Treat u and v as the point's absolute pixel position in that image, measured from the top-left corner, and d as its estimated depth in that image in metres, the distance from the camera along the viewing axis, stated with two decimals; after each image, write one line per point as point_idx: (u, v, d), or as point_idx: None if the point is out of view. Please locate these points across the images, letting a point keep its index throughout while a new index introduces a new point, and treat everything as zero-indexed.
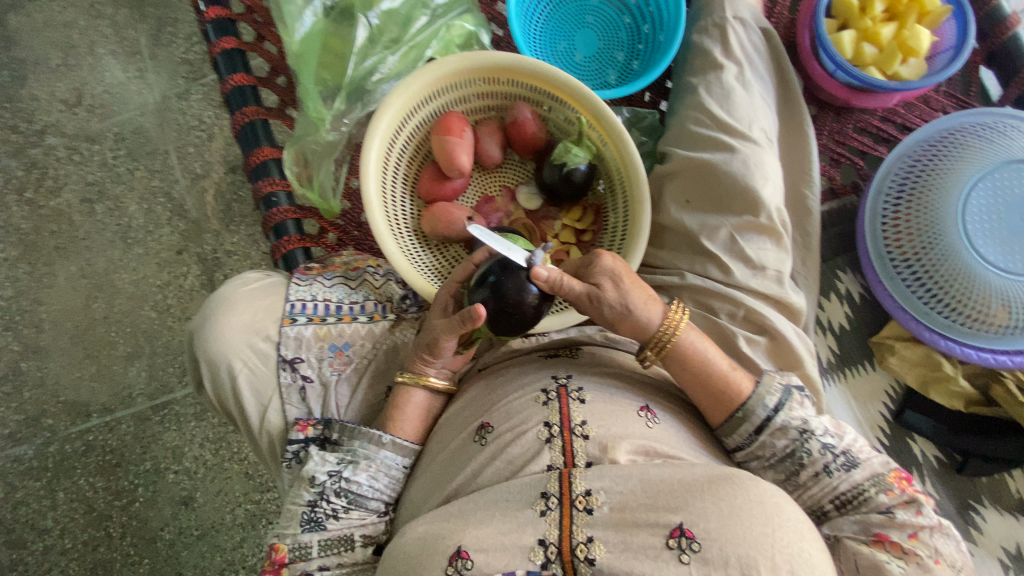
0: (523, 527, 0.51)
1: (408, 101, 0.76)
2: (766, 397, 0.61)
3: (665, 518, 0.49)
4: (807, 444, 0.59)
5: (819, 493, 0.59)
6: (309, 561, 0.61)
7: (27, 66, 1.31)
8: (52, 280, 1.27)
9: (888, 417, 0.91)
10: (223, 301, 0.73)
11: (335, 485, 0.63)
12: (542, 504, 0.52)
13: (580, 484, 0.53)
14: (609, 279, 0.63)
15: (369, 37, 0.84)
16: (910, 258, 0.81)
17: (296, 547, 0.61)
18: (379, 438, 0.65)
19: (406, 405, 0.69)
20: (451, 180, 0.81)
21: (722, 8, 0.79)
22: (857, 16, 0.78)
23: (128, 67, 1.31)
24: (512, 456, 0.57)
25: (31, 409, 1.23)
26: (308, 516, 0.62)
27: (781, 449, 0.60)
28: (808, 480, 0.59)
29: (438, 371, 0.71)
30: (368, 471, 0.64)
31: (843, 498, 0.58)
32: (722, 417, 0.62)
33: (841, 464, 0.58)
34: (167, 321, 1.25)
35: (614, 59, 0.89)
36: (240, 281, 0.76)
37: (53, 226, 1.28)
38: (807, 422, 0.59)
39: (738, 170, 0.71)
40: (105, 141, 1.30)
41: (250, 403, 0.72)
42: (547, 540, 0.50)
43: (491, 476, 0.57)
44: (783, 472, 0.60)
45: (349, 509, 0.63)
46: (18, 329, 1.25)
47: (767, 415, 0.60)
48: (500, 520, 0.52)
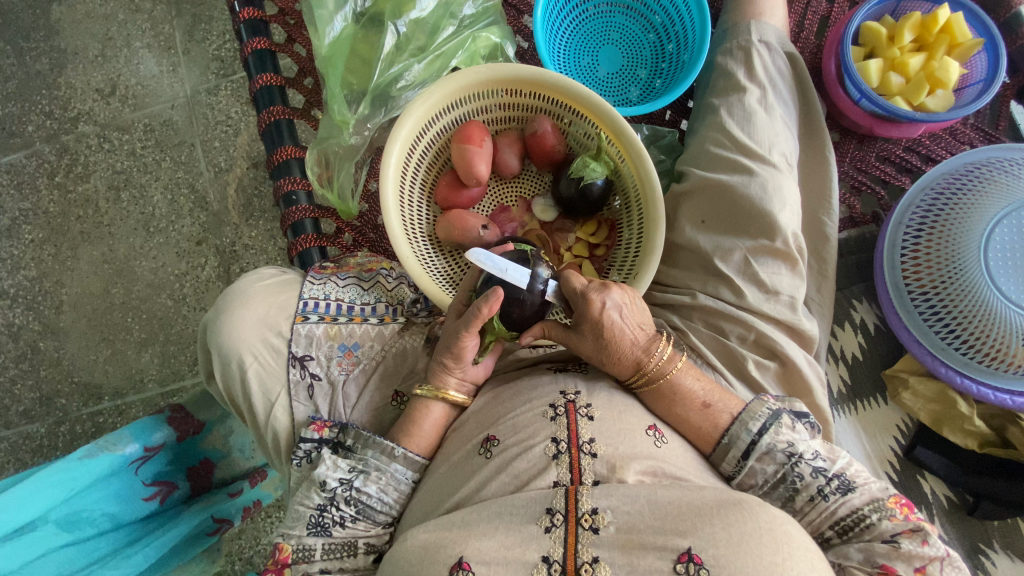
0: (527, 543, 0.51)
1: (430, 109, 0.77)
2: (750, 422, 0.61)
3: (672, 541, 0.49)
4: (798, 467, 0.58)
5: (817, 518, 0.58)
6: (311, 563, 0.62)
7: (67, 55, 1.35)
8: (75, 263, 1.30)
9: (899, 453, 0.89)
10: (239, 295, 0.74)
11: (346, 493, 0.64)
12: (547, 520, 0.52)
13: (586, 502, 0.53)
14: (613, 307, 0.65)
15: (397, 44, 0.85)
16: (929, 291, 0.79)
17: (300, 549, 0.62)
18: (391, 451, 0.66)
19: (424, 419, 0.69)
20: (468, 188, 0.82)
21: (748, 30, 0.78)
22: (885, 46, 0.78)
23: (162, 61, 1.35)
24: (518, 471, 0.57)
25: (46, 388, 1.26)
26: (315, 520, 0.63)
27: (772, 474, 0.59)
28: (804, 505, 0.58)
29: (457, 384, 0.71)
30: (378, 483, 0.65)
31: (845, 524, 0.56)
32: (710, 446, 0.63)
33: (836, 488, 0.57)
34: (182, 310, 1.28)
35: (637, 76, 0.90)
36: (256, 277, 0.77)
37: (79, 211, 1.32)
38: (794, 445, 0.59)
39: (756, 193, 0.70)
40: (136, 131, 1.34)
41: (258, 398, 0.72)
42: (551, 557, 0.50)
43: (495, 490, 0.57)
44: (778, 499, 0.60)
45: (357, 518, 0.63)
46: (40, 309, 1.29)
47: (752, 438, 0.60)
48: (503, 533, 0.52)
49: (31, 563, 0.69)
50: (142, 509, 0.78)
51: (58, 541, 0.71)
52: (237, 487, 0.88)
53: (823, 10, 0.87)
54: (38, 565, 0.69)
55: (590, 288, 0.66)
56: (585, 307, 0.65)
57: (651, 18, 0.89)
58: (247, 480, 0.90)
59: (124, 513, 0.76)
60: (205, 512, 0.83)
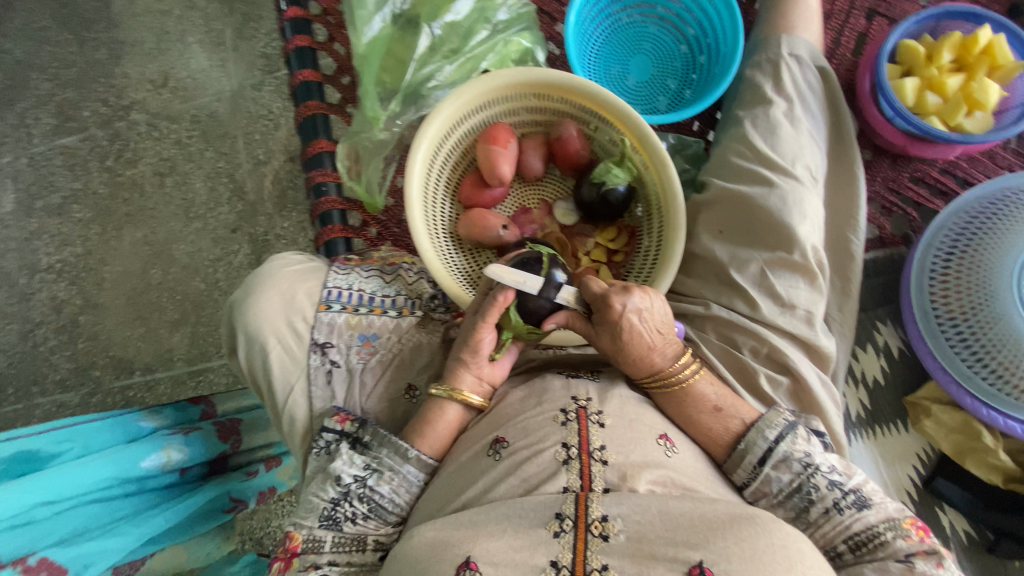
0: (535, 547, 0.51)
1: (459, 109, 0.79)
2: (766, 429, 0.62)
3: (684, 553, 0.49)
4: (813, 478, 0.58)
5: (831, 531, 0.57)
6: (320, 555, 0.63)
7: (125, 46, 1.42)
8: (118, 243, 1.37)
9: (918, 483, 0.85)
10: (266, 277, 0.77)
11: (359, 490, 0.65)
12: (557, 525, 0.52)
13: (596, 509, 0.53)
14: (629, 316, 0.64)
15: (431, 46, 0.87)
16: (957, 317, 0.77)
17: (310, 540, 0.63)
18: (405, 452, 0.67)
19: (438, 421, 0.70)
20: (491, 188, 0.84)
21: (778, 44, 0.78)
22: (923, 64, 0.76)
23: (212, 57, 1.41)
24: (527, 475, 0.58)
25: (82, 359, 1.32)
26: (327, 513, 0.64)
27: (787, 483, 0.59)
28: (818, 517, 0.58)
29: (474, 386, 0.71)
30: (391, 483, 0.66)
31: (858, 540, 0.55)
32: (724, 453, 0.63)
33: (852, 502, 0.57)
34: (214, 294, 1.34)
35: (666, 86, 0.90)
36: (284, 262, 0.80)
37: (126, 194, 1.38)
38: (810, 455, 0.59)
39: (776, 205, 0.70)
40: (183, 121, 1.40)
41: (279, 376, 0.74)
42: (560, 562, 0.50)
43: (504, 492, 0.57)
44: (790, 510, 0.59)
45: (367, 516, 0.64)
46: (82, 284, 1.35)
47: (768, 445, 0.60)
48: (512, 536, 0.52)
49: (52, 521, 0.62)
50: (162, 479, 0.73)
51: (85, 500, 0.65)
52: (252, 467, 0.86)
53: (861, 27, 0.85)
54: (68, 515, 0.63)
55: (610, 291, 0.65)
56: (603, 313, 0.65)
57: (684, 30, 0.89)
58: (263, 463, 0.88)
59: (148, 480, 0.71)
60: (220, 488, 0.79)
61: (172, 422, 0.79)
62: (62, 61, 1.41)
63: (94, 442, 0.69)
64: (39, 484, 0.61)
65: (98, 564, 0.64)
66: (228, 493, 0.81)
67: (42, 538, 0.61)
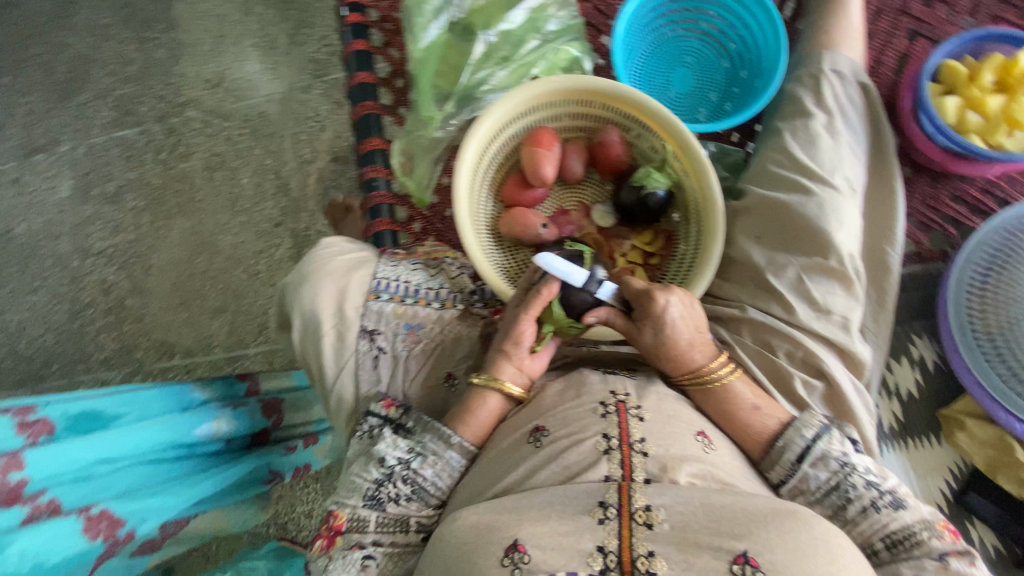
0: (581, 532, 0.52)
1: (508, 112, 0.83)
2: (803, 428, 0.63)
3: (727, 543, 0.50)
4: (851, 478, 0.60)
5: (868, 529, 0.58)
6: (364, 534, 0.66)
7: (184, 48, 1.50)
8: (167, 232, 1.43)
9: (949, 497, 0.84)
10: (322, 263, 0.81)
11: (403, 471, 0.67)
12: (600, 513, 0.54)
13: (640, 499, 0.54)
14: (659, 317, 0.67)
15: (485, 52, 0.91)
16: (994, 333, 0.77)
17: (354, 519, 0.66)
18: (448, 438, 0.69)
19: (479, 408, 0.72)
20: (533, 189, 0.87)
21: (821, 59, 0.80)
22: (965, 84, 0.77)
23: (265, 60, 1.49)
24: (568, 463, 0.60)
25: (127, 340, 1.38)
26: (371, 494, 0.67)
27: (825, 481, 0.60)
28: (855, 515, 0.59)
29: (513, 376, 0.73)
30: (434, 467, 0.68)
31: (894, 538, 0.57)
32: (761, 452, 0.64)
33: (888, 502, 0.58)
34: (254, 284, 1.39)
35: (708, 98, 0.93)
36: (337, 249, 0.84)
37: (177, 186, 1.46)
38: (847, 456, 0.61)
39: (813, 212, 0.72)
40: (235, 119, 1.47)
41: (330, 358, 0.78)
42: (606, 547, 0.51)
43: (546, 479, 0.59)
44: (829, 507, 0.60)
45: (410, 497, 0.67)
46: (131, 269, 1.42)
47: (807, 443, 0.62)
48: (557, 521, 0.53)
49: (110, 478, 0.66)
50: (209, 447, 0.77)
51: (140, 462, 0.69)
52: (292, 443, 0.90)
53: (904, 48, 0.87)
54: (120, 475, 0.67)
55: (653, 287, 0.68)
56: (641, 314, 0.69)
57: (727, 46, 0.93)
58: (301, 440, 0.92)
59: (198, 447, 0.76)
60: (264, 459, 0.84)
61: (221, 397, 0.83)
62: (125, 59, 1.50)
63: (149, 408, 0.73)
64: (103, 442, 0.65)
65: (151, 520, 0.68)
66: (270, 465, 0.86)
67: (103, 493, 0.65)
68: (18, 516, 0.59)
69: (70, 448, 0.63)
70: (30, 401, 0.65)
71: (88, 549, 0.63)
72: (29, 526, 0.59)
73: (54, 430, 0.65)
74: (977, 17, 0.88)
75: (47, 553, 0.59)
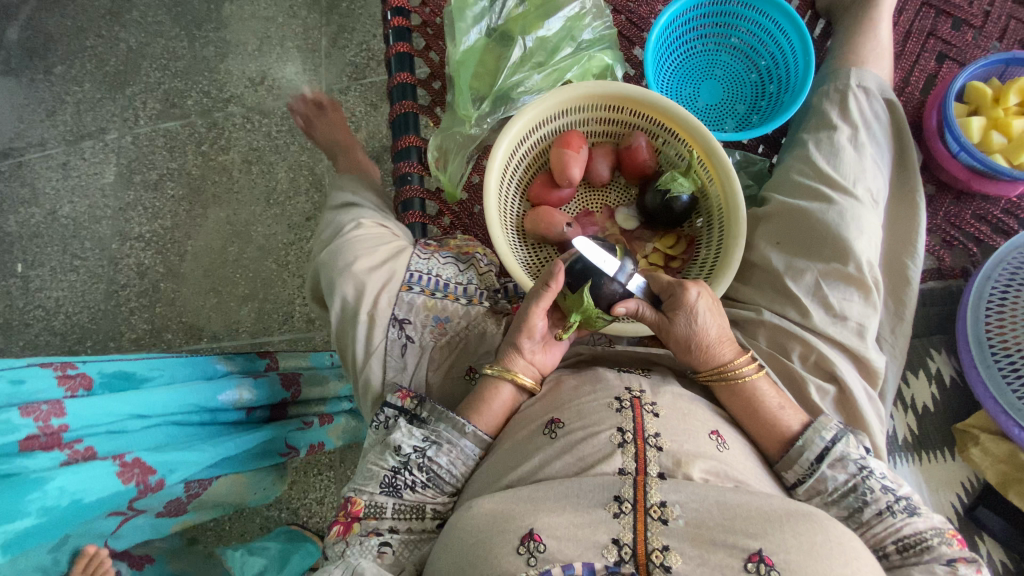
0: (596, 525, 0.55)
1: (540, 113, 0.86)
2: (821, 431, 0.64)
3: (743, 541, 0.52)
4: (868, 481, 0.61)
5: (881, 532, 0.60)
6: (381, 520, 0.68)
7: (230, 46, 1.57)
8: (203, 220, 1.49)
9: (960, 511, 0.85)
10: (361, 249, 0.85)
11: (418, 460, 0.69)
12: (616, 507, 0.56)
13: (655, 495, 0.56)
14: (685, 311, 0.69)
15: (522, 56, 0.96)
16: (1011, 349, 0.77)
17: (372, 505, 0.68)
18: (462, 426, 0.71)
19: (494, 399, 0.74)
20: (560, 189, 0.90)
21: (847, 75, 0.82)
22: (990, 105, 0.79)
23: (307, 62, 1.55)
24: (583, 454, 0.62)
25: (158, 322, 1.44)
26: (388, 481, 0.69)
27: (842, 483, 0.62)
28: (871, 518, 0.60)
29: (525, 367, 0.76)
30: (449, 455, 0.70)
31: (905, 542, 0.58)
32: (779, 451, 0.66)
33: (903, 507, 0.60)
34: (283, 274, 1.44)
35: (735, 110, 0.96)
36: (375, 236, 0.87)
37: (216, 177, 1.52)
38: (864, 460, 0.62)
39: (833, 220, 0.74)
40: (274, 116, 1.53)
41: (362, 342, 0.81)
42: (621, 540, 0.54)
43: (560, 469, 0.62)
44: (845, 509, 0.62)
45: (426, 484, 0.69)
46: (167, 254, 1.48)
47: (825, 445, 0.63)
48: (572, 513, 0.56)
49: (141, 433, 0.70)
50: (231, 415, 0.81)
51: (169, 421, 0.73)
52: (308, 419, 0.92)
53: (932, 69, 0.89)
54: (150, 432, 0.71)
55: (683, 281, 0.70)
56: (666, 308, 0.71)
57: (757, 61, 0.95)
58: (316, 417, 0.93)
59: (220, 413, 0.79)
60: (280, 432, 0.87)
61: (242, 371, 0.85)
62: (174, 55, 1.57)
63: (177, 373, 0.76)
64: (137, 399, 0.69)
65: (179, 471, 0.72)
66: (285, 439, 0.88)
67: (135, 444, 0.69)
68: (59, 458, 0.63)
69: (106, 402, 0.67)
70: (69, 358, 0.68)
71: (122, 492, 0.67)
72: (69, 466, 0.63)
73: (91, 385, 0.68)
74: (1005, 42, 0.89)
75: (84, 491, 0.64)
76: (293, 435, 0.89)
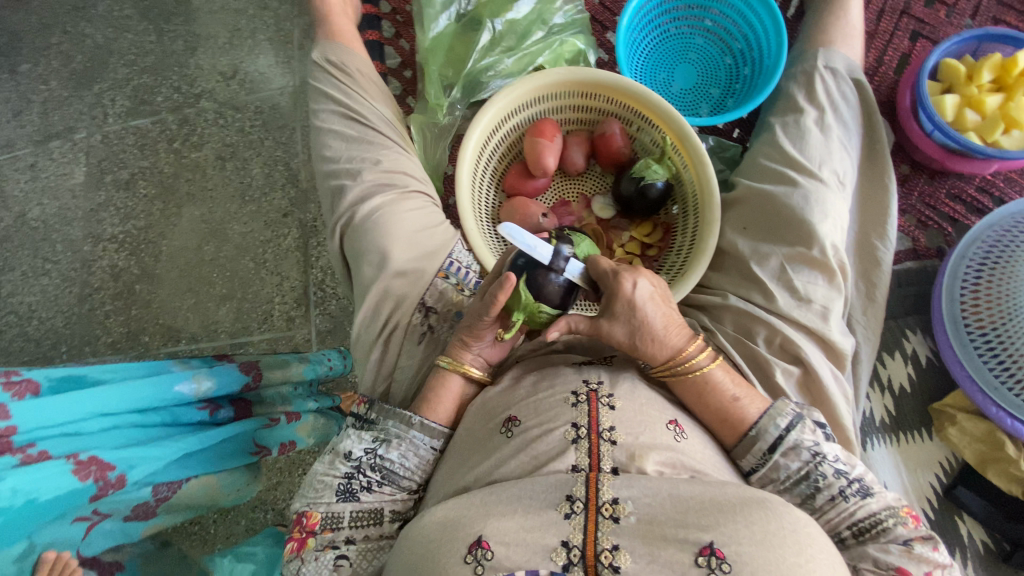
0: (546, 527, 0.55)
1: (510, 103, 0.84)
2: (777, 417, 0.65)
3: (694, 535, 0.53)
4: (821, 467, 0.62)
5: (835, 517, 0.63)
6: (338, 532, 0.68)
7: (200, 40, 1.53)
8: (178, 220, 1.46)
9: (938, 491, 0.84)
10: (398, 217, 0.83)
11: (370, 461, 0.70)
12: (567, 507, 0.56)
13: (607, 492, 0.57)
14: (624, 303, 0.68)
15: (491, 40, 0.93)
16: (986, 328, 0.77)
17: (328, 517, 0.68)
18: (409, 419, 0.72)
19: (442, 388, 0.75)
20: (535, 178, 0.89)
21: (816, 57, 0.81)
22: (963, 83, 0.78)
23: (279, 54, 1.51)
24: (538, 452, 0.62)
25: (134, 324, 1.41)
26: (343, 487, 0.69)
27: (795, 471, 0.63)
28: (823, 504, 0.63)
29: (473, 359, 0.75)
30: (400, 449, 0.71)
31: (861, 526, 0.61)
32: (735, 438, 0.66)
33: (856, 491, 0.62)
34: (261, 273, 1.42)
35: (709, 94, 0.95)
36: (407, 206, 0.85)
37: (189, 175, 1.48)
38: (818, 446, 0.63)
39: (797, 203, 0.73)
40: (248, 111, 1.50)
41: (393, 279, 0.80)
42: (571, 542, 0.54)
43: (515, 468, 0.62)
44: (798, 496, 0.64)
45: (382, 483, 0.70)
46: (141, 255, 1.44)
47: (779, 433, 0.64)
48: (523, 516, 0.56)
49: (98, 434, 0.69)
50: (194, 414, 0.78)
51: (128, 420, 0.71)
52: (274, 416, 0.87)
53: (905, 48, 0.89)
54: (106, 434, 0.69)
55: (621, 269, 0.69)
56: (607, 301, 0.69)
57: (731, 44, 0.94)
58: (283, 414, 0.88)
59: (182, 413, 0.77)
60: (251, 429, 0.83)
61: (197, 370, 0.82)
62: (142, 50, 1.53)
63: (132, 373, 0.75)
64: (87, 398, 0.67)
65: (140, 467, 0.70)
66: (253, 438, 0.83)
67: (92, 444, 0.68)
68: (9, 462, 0.62)
69: (57, 403, 0.66)
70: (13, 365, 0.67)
71: (80, 490, 0.65)
72: (21, 468, 0.62)
73: (38, 390, 0.68)
74: (978, 19, 0.89)
75: (38, 491, 0.63)
76: (262, 432, 0.84)
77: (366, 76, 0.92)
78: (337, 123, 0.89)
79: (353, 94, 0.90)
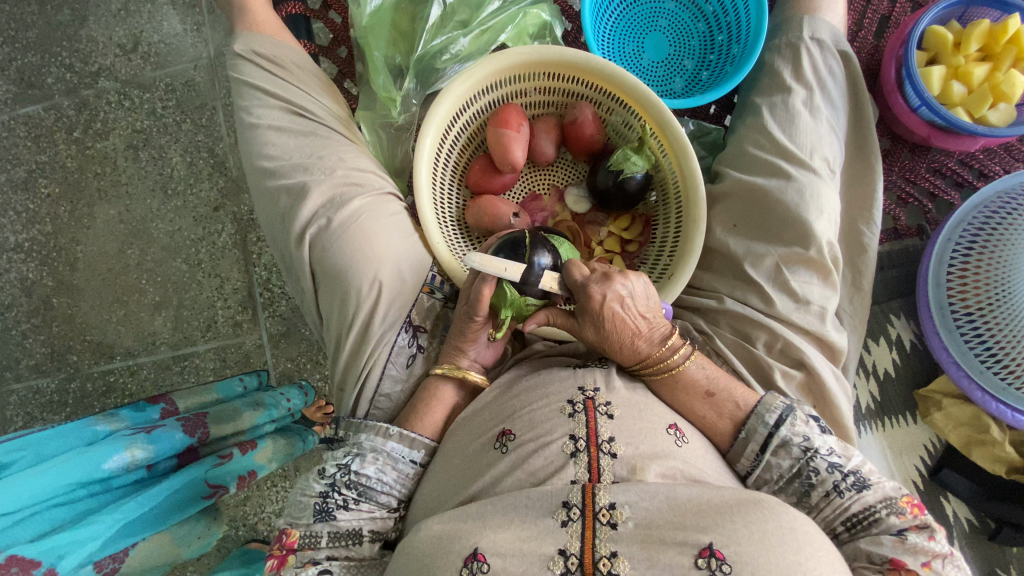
0: (544, 536, 0.50)
1: (468, 90, 0.74)
2: (766, 414, 0.62)
3: (693, 537, 0.48)
4: (813, 463, 0.59)
5: (830, 514, 0.59)
6: (317, 550, 0.60)
7: (89, 6, 1.28)
8: (91, 221, 1.27)
9: (925, 472, 0.93)
10: (370, 228, 0.74)
11: (345, 478, 0.63)
12: (564, 514, 0.51)
13: (603, 497, 0.51)
14: (589, 319, 0.65)
15: (441, 15, 0.82)
16: (973, 312, 0.79)
17: (307, 535, 0.61)
18: (385, 430, 0.66)
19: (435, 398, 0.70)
20: (502, 174, 0.80)
21: (800, 26, 0.75)
22: (950, 52, 0.75)
23: (186, 19, 1.28)
24: (534, 468, 0.56)
25: (57, 344, 1.25)
26: (319, 507, 0.62)
27: (787, 469, 0.60)
28: (818, 501, 0.59)
29: (471, 363, 0.72)
30: (376, 464, 0.64)
31: (854, 519, 0.57)
32: (728, 442, 0.64)
33: (851, 484, 0.58)
34: (196, 275, 1.26)
35: (682, 66, 0.87)
36: (377, 211, 0.75)
37: (96, 168, 1.28)
38: (809, 440, 0.60)
39: (792, 200, 0.68)
40: (157, 89, 1.28)
41: (384, 286, 0.73)
42: (568, 551, 0.48)
43: (512, 485, 0.56)
44: (793, 494, 0.61)
45: (359, 500, 0.63)
46: (54, 265, 1.26)
47: (769, 431, 0.61)
48: (518, 527, 0.51)
49: (11, 529, 0.57)
50: (128, 477, 0.66)
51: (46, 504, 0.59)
52: (225, 450, 0.76)
53: (885, 10, 0.83)
54: (20, 527, 0.57)
55: (591, 280, 0.64)
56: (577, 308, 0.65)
57: (703, 7, 0.86)
58: (236, 446, 0.78)
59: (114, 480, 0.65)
60: (199, 471, 0.71)
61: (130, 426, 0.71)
62: (22, 23, 1.28)
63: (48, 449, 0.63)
64: None
65: (72, 555, 0.59)
66: (200, 478, 0.71)
67: (7, 542, 0.56)
68: None
69: None
70: None
71: None
72: None
73: None
74: None
75: None
76: (213, 471, 0.73)
77: (302, 69, 0.80)
78: (280, 119, 0.77)
79: (291, 88, 0.79)
